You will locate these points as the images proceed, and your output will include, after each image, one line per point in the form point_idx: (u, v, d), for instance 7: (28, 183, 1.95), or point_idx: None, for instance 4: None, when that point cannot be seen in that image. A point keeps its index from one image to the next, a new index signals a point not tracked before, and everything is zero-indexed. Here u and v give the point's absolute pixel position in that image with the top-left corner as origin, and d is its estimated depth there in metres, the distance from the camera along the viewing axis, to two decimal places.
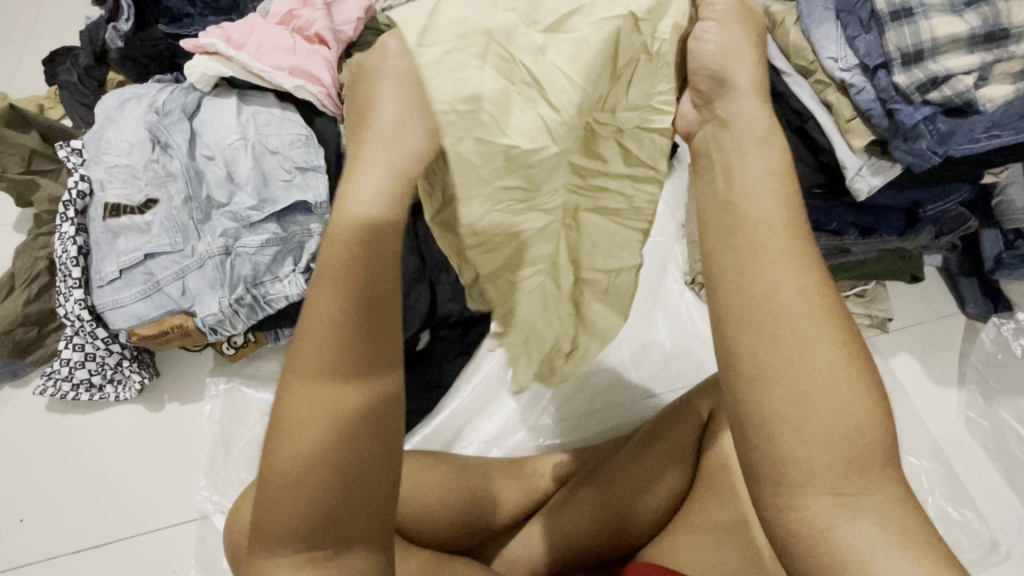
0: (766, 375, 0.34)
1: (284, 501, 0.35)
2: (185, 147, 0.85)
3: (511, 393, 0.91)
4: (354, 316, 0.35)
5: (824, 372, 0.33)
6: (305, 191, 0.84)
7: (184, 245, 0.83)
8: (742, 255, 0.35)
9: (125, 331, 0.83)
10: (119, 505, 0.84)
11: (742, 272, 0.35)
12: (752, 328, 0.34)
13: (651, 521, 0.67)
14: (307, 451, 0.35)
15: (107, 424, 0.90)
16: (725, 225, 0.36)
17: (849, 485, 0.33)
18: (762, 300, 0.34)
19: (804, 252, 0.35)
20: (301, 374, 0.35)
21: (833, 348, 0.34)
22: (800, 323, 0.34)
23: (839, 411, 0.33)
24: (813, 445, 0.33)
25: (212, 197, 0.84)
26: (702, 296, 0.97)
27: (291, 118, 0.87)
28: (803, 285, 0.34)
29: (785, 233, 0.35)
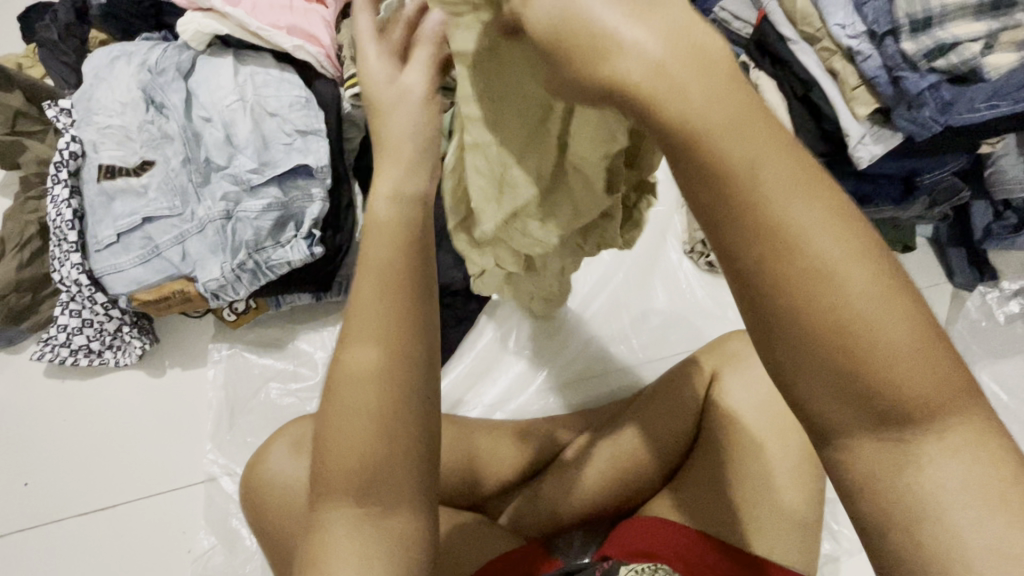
0: (804, 344, 0.27)
1: (336, 455, 0.38)
2: (181, 108, 0.82)
3: (514, 358, 0.93)
4: (393, 303, 0.38)
5: (855, 333, 0.26)
6: (305, 154, 0.83)
7: (184, 208, 0.81)
8: (738, 207, 0.26)
9: (125, 296, 0.83)
10: (122, 470, 0.84)
11: (746, 227, 0.26)
12: (776, 291, 0.26)
13: (653, 479, 0.70)
14: (357, 422, 0.38)
15: (108, 390, 0.90)
16: (688, 184, 0.27)
17: (916, 435, 0.28)
18: (775, 254, 0.26)
19: (801, 175, 0.26)
20: (352, 340, 0.39)
21: (865, 292, 0.26)
22: (810, 288, 0.26)
23: (886, 365, 0.26)
24: (865, 405, 0.27)
25: (210, 158, 0.82)
26: (701, 265, 0.98)
27: (290, 79, 0.85)
28: (806, 230, 0.26)
29: (763, 173, 0.26)
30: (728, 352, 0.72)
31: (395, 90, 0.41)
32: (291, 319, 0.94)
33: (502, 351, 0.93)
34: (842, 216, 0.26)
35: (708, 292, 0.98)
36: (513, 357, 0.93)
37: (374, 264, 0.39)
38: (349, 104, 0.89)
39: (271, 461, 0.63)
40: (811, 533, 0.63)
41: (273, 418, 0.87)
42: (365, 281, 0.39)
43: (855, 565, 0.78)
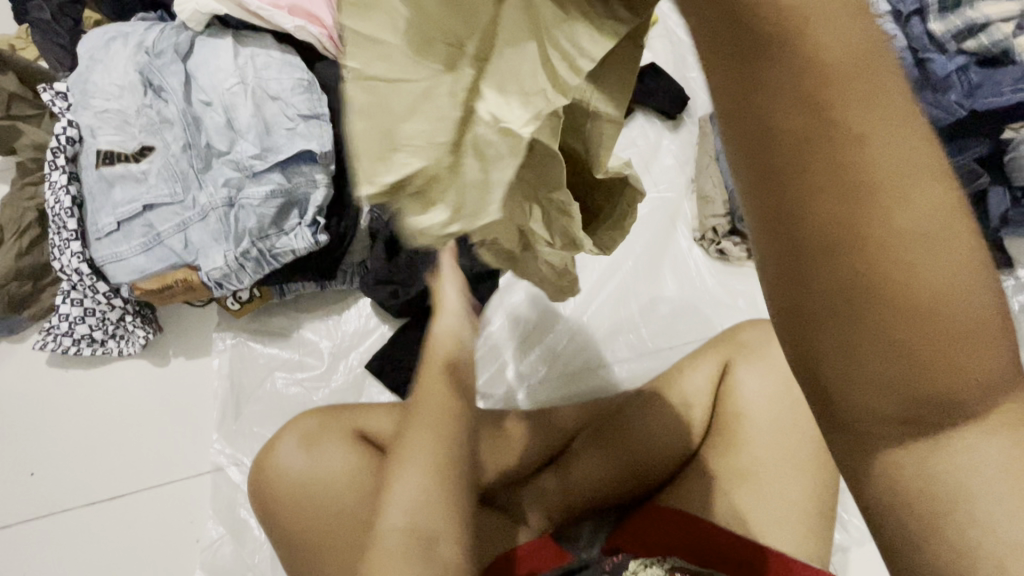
0: (865, 337, 0.24)
1: (406, 483, 0.54)
2: (180, 91, 0.80)
3: (523, 346, 0.92)
4: (443, 395, 0.58)
5: (924, 326, 0.24)
6: (308, 140, 0.80)
7: (185, 196, 0.79)
8: (822, 177, 0.22)
9: (127, 285, 0.81)
10: (128, 460, 0.84)
11: (828, 200, 0.22)
12: (846, 276, 0.23)
13: (666, 470, 0.69)
14: (414, 471, 0.54)
15: (112, 379, 0.89)
16: (766, 144, 0.22)
17: (951, 420, 0.26)
18: (855, 235, 0.23)
19: (903, 139, 0.22)
20: (425, 404, 0.58)
21: (931, 261, 0.23)
22: (886, 277, 0.23)
23: (939, 343, 0.24)
24: (916, 401, 0.25)
25: (211, 144, 0.79)
26: (712, 253, 0.97)
27: (292, 61, 0.83)
28: (888, 182, 0.22)
29: (853, 105, 0.21)
30: (741, 342, 0.71)
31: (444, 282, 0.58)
32: (295, 308, 0.93)
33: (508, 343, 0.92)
34: (926, 171, 0.23)
35: (718, 280, 0.97)
36: (520, 347, 0.92)
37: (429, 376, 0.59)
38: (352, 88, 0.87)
39: (280, 454, 0.63)
40: (825, 526, 0.63)
41: (279, 407, 0.87)
42: (424, 387, 0.59)
43: (865, 555, 0.77)
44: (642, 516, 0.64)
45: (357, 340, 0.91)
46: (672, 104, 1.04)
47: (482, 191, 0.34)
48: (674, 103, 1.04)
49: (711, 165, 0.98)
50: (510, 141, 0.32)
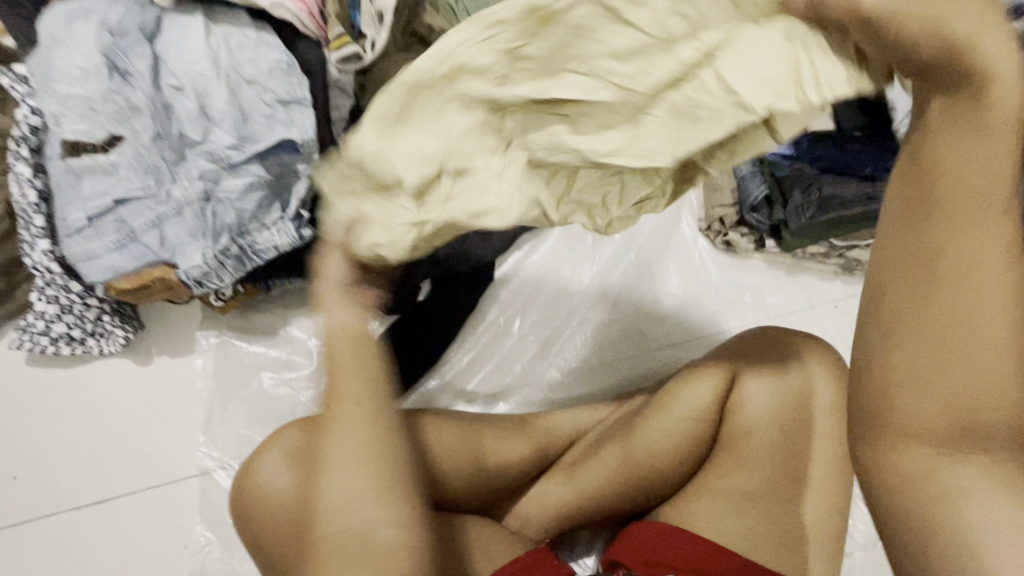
0: (920, 337, 0.36)
1: (335, 472, 0.44)
2: (148, 76, 0.73)
3: (520, 343, 0.88)
4: (359, 354, 0.46)
5: (969, 351, 0.35)
6: (289, 128, 0.75)
7: (157, 190, 0.74)
8: (927, 222, 0.35)
9: (102, 284, 0.77)
10: (112, 464, 0.81)
11: (926, 241, 0.35)
12: (920, 296, 0.36)
13: (670, 484, 0.67)
14: (346, 458, 0.44)
15: (94, 379, 0.86)
16: (898, 192, 0.36)
17: (969, 425, 0.36)
18: (934, 266, 0.35)
19: (991, 228, 0.34)
20: (337, 367, 0.46)
21: (999, 296, 0.34)
22: (958, 307, 0.35)
23: (981, 355, 0.35)
24: (934, 407, 0.37)
25: (184, 133, 0.74)
26: (717, 244, 0.92)
27: (269, 41, 0.76)
28: (985, 234, 0.34)
29: (986, 169, 0.33)
30: (748, 352, 0.66)
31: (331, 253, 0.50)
32: (283, 304, 0.89)
33: (509, 344, 0.88)
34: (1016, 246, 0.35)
35: (724, 274, 0.92)
36: (521, 347, 0.88)
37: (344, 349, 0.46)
38: (336, 70, 0.82)
39: (262, 471, 0.59)
40: (835, 543, 0.61)
41: (267, 409, 0.84)
42: (337, 360, 0.46)
43: (867, 563, 0.76)
44: (636, 526, 0.62)
45: None
46: None
47: (622, 190, 0.51)
48: None
49: None
50: (737, 112, 0.42)
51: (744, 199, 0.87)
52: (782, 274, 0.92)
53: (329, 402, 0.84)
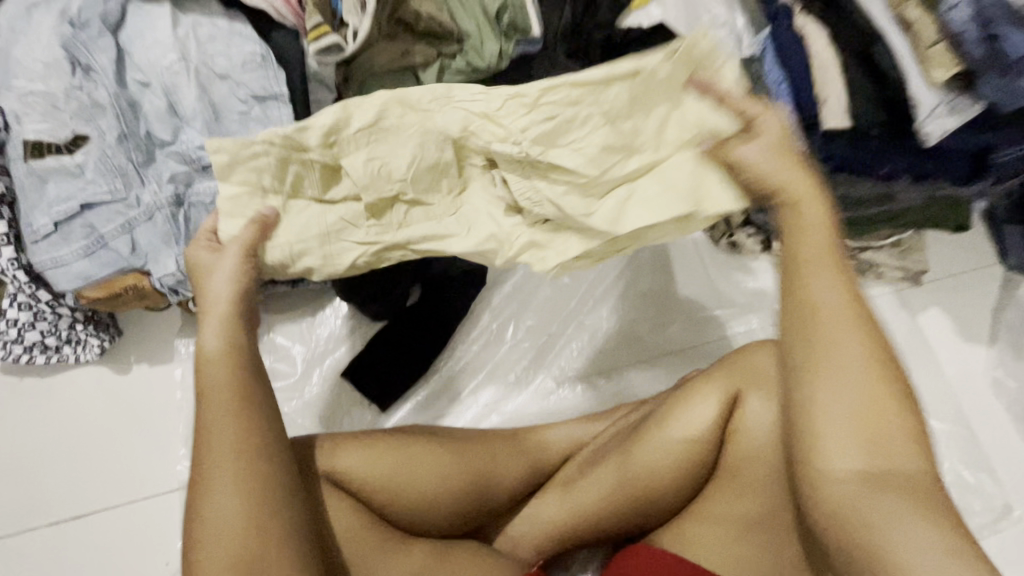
0: (816, 369, 0.42)
1: (217, 502, 0.42)
2: (112, 71, 0.69)
3: (514, 348, 0.84)
4: (232, 373, 0.46)
5: (849, 374, 0.41)
6: (265, 125, 0.71)
7: (126, 193, 0.70)
8: (795, 279, 0.44)
9: (71, 293, 0.73)
10: (89, 478, 0.78)
11: (803, 296, 0.44)
12: (809, 336, 0.43)
13: (669, 506, 0.63)
14: (221, 478, 0.42)
15: (70, 388, 0.82)
16: (789, 262, 0.45)
17: (890, 480, 0.39)
18: (813, 313, 0.43)
19: (843, 286, 0.43)
20: (207, 397, 0.45)
21: (859, 330, 0.42)
22: (832, 342, 0.42)
23: (871, 406, 0.41)
24: (848, 429, 0.41)
25: (153, 133, 0.70)
26: (721, 245, 0.87)
27: (242, 32, 0.72)
28: (849, 307, 0.42)
29: (825, 258, 0.44)
30: (754, 367, 0.62)
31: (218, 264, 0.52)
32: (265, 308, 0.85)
33: (502, 350, 0.84)
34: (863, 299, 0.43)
35: (727, 276, 0.88)
36: (515, 353, 0.84)
37: (216, 372, 0.46)
38: (314, 63, 0.76)
39: None
40: None
41: None
42: (209, 384, 0.45)
43: None
44: (631, 550, 0.60)
45: (332, 346, 0.84)
46: None
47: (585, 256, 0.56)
48: None
49: None
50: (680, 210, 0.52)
51: None
52: None
53: (314, 413, 0.81)
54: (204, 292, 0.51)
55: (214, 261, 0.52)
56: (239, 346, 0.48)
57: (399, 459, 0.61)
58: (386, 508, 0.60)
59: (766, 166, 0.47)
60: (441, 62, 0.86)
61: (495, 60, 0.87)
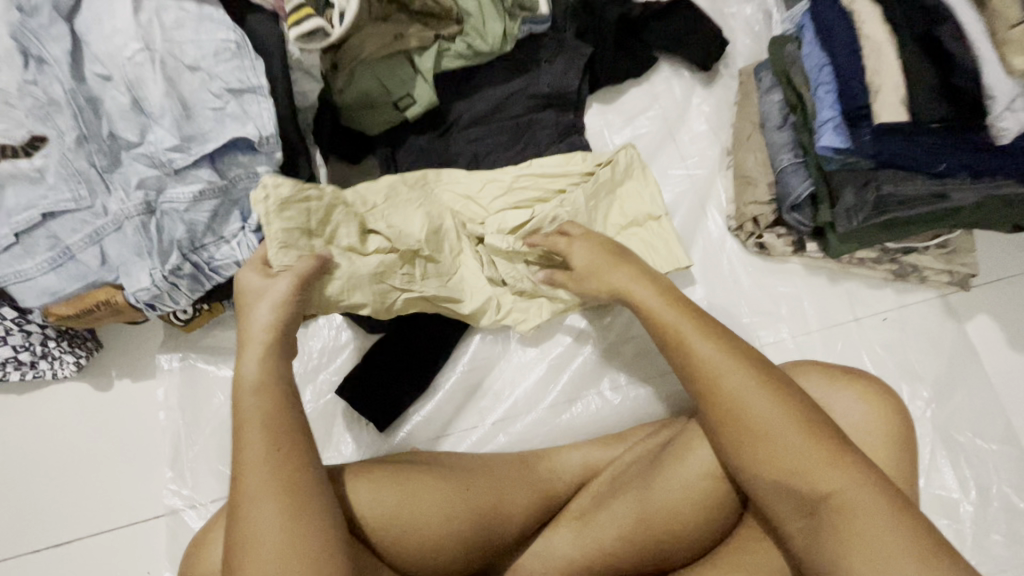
0: (723, 425, 0.50)
1: (259, 532, 0.41)
2: (66, 63, 0.61)
3: (520, 362, 0.78)
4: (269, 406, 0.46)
5: (746, 422, 0.48)
6: (242, 122, 0.63)
7: (92, 201, 0.63)
8: (670, 342, 0.54)
9: (39, 309, 0.67)
10: (71, 504, 0.73)
11: (681, 358, 0.53)
12: (708, 400, 0.51)
13: (700, 545, 0.57)
14: (266, 511, 0.41)
15: (47, 407, 0.77)
16: (653, 320, 0.56)
17: (820, 500, 0.45)
18: (695, 373, 0.52)
19: (704, 333, 0.53)
20: (245, 430, 0.45)
21: (741, 377, 0.49)
22: (718, 398, 0.50)
23: (780, 440, 0.47)
24: (771, 470, 0.47)
25: (116, 133, 0.63)
26: (749, 246, 0.80)
27: (213, 16, 0.64)
28: (726, 355, 0.50)
29: (695, 327, 0.53)
30: None
31: (265, 288, 0.54)
32: None
33: (508, 364, 0.78)
34: (724, 342, 0.52)
35: (756, 280, 0.80)
36: (522, 366, 0.78)
37: (253, 404, 0.46)
38: (296, 48, 0.69)
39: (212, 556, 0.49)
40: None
41: None
42: (248, 417, 0.45)
43: None
44: None
45: (327, 360, 0.78)
46: (705, 52, 0.86)
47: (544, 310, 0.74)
48: (713, 52, 0.86)
49: (754, 135, 0.80)
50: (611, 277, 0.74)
51: (784, 197, 0.74)
52: (824, 280, 0.80)
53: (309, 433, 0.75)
54: (248, 321, 0.52)
55: (264, 286, 0.54)
56: (274, 375, 0.48)
57: (400, 497, 0.55)
58: (390, 552, 0.54)
59: (615, 279, 0.61)
60: (439, 45, 0.79)
61: (498, 42, 0.79)
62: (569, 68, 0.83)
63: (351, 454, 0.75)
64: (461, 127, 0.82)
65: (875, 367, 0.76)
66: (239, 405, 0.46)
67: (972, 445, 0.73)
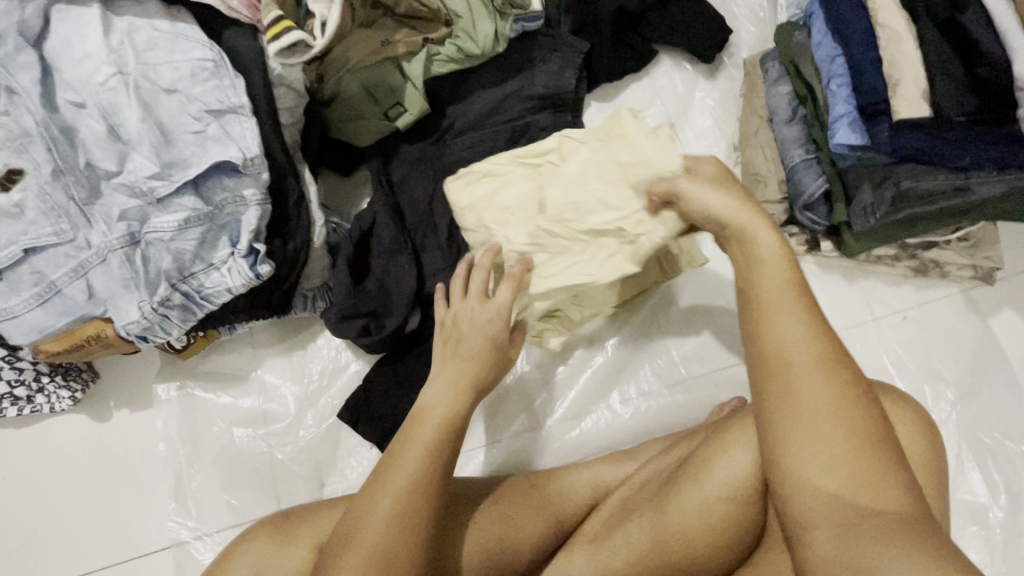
0: (778, 405, 0.40)
1: (367, 533, 0.43)
2: (37, 92, 0.58)
3: (531, 377, 0.76)
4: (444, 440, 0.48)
5: (800, 410, 0.39)
6: (224, 144, 0.60)
7: (74, 234, 0.61)
8: (744, 300, 0.43)
9: (28, 346, 0.64)
10: (74, 539, 0.72)
11: (752, 318, 0.42)
12: (769, 370, 0.41)
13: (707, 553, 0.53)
14: (388, 517, 0.44)
15: (40, 443, 0.75)
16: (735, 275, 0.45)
17: (862, 515, 0.36)
18: (764, 340, 0.41)
19: (787, 296, 0.42)
20: (405, 446, 0.47)
21: (813, 354, 0.40)
22: (781, 372, 0.40)
23: (832, 438, 0.38)
24: (819, 472, 0.38)
25: (94, 163, 0.60)
26: None
27: (189, 34, 0.61)
28: (807, 327, 0.41)
29: (791, 293, 0.42)
30: None
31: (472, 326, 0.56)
32: (250, 340, 0.78)
33: (515, 379, 0.75)
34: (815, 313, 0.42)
35: None
36: (527, 382, 0.76)
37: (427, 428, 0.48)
38: (277, 64, 0.65)
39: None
40: None
41: (241, 467, 0.74)
42: (412, 435, 0.48)
43: None
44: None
45: (327, 383, 0.77)
46: (707, 43, 0.82)
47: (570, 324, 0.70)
48: (717, 41, 0.82)
49: (762, 129, 0.76)
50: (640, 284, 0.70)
51: (796, 196, 0.70)
52: (839, 279, 0.77)
53: (311, 459, 0.75)
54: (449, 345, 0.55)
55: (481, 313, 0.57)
56: (456, 415, 0.50)
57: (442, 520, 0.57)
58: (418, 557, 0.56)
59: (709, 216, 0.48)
60: (428, 50, 0.75)
61: (490, 43, 0.75)
62: (564, 66, 0.79)
63: (357, 478, 0.74)
64: (455, 133, 0.79)
65: (896, 370, 0.73)
66: (419, 418, 0.49)
67: (1000, 447, 0.70)
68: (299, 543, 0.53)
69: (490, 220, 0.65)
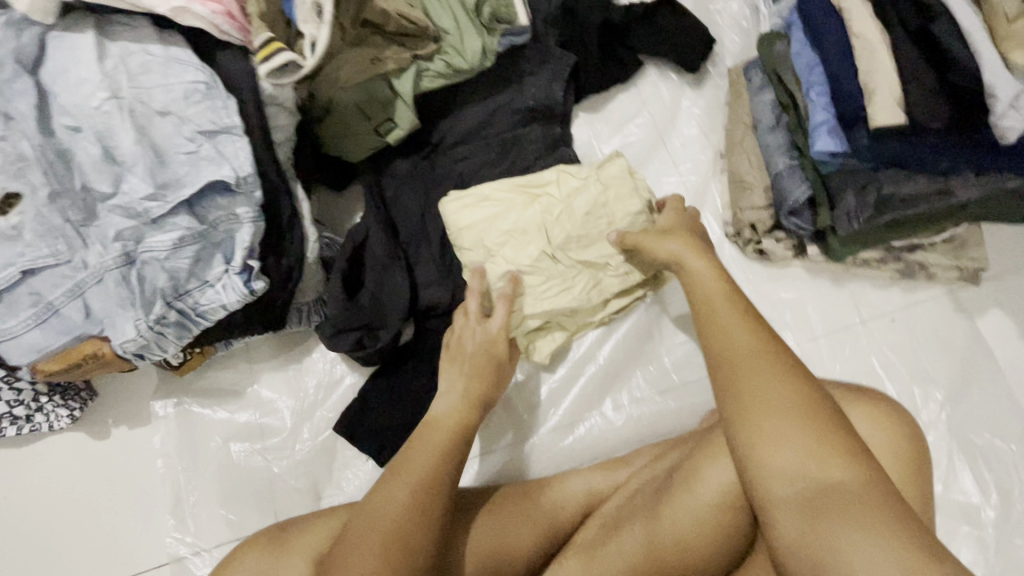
0: (733, 398, 0.42)
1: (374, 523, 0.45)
2: (33, 117, 0.60)
3: (526, 388, 0.76)
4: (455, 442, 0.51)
5: (754, 401, 0.41)
6: (216, 163, 0.61)
7: (71, 255, 0.62)
8: (700, 312, 0.48)
9: (27, 366, 0.65)
10: (74, 557, 0.73)
11: (706, 328, 0.47)
12: (723, 369, 0.44)
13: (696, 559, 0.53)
14: (397, 507, 0.46)
15: (40, 462, 0.75)
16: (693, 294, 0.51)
17: (820, 494, 0.38)
18: (718, 344, 0.45)
19: (736, 309, 0.47)
20: (417, 446, 0.51)
21: (762, 353, 0.43)
22: (733, 370, 0.43)
23: (786, 423, 0.40)
24: (776, 455, 0.40)
25: (90, 185, 0.61)
26: (750, 254, 0.77)
27: (182, 58, 0.62)
28: (755, 331, 0.45)
29: (737, 309, 0.47)
30: None
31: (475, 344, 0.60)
32: (246, 356, 0.78)
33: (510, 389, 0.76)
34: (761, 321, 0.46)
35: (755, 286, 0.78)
36: (522, 392, 0.76)
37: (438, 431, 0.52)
38: (268, 84, 0.67)
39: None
40: None
41: (238, 482, 0.75)
42: (425, 438, 0.51)
43: None
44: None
45: (322, 397, 0.78)
46: (692, 53, 0.83)
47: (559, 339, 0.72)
48: (701, 50, 0.83)
49: (747, 137, 0.78)
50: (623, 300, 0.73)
51: (780, 202, 0.71)
52: (827, 283, 0.77)
53: (308, 472, 0.75)
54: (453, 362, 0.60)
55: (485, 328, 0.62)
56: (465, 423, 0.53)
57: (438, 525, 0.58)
58: None
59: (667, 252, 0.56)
60: (418, 66, 0.76)
61: (478, 58, 0.76)
62: (551, 79, 0.80)
63: (354, 491, 0.75)
64: (445, 146, 0.81)
65: (885, 371, 0.74)
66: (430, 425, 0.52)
67: (991, 446, 0.71)
68: (296, 552, 0.53)
69: (490, 243, 0.68)
